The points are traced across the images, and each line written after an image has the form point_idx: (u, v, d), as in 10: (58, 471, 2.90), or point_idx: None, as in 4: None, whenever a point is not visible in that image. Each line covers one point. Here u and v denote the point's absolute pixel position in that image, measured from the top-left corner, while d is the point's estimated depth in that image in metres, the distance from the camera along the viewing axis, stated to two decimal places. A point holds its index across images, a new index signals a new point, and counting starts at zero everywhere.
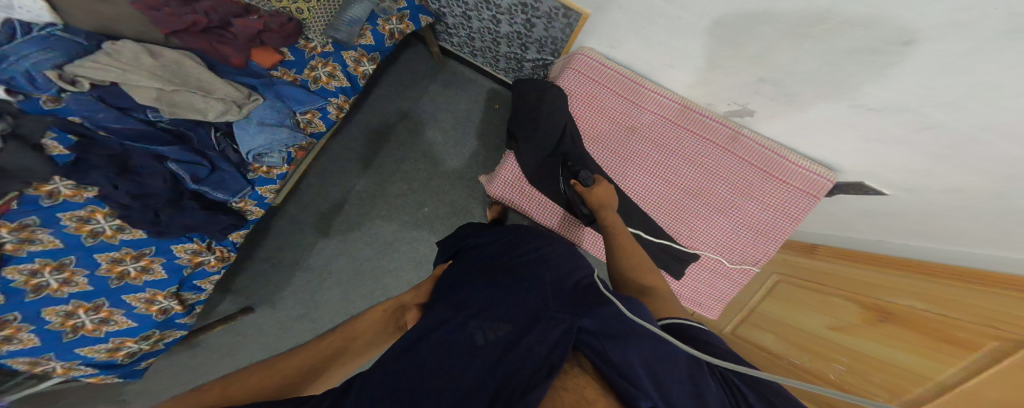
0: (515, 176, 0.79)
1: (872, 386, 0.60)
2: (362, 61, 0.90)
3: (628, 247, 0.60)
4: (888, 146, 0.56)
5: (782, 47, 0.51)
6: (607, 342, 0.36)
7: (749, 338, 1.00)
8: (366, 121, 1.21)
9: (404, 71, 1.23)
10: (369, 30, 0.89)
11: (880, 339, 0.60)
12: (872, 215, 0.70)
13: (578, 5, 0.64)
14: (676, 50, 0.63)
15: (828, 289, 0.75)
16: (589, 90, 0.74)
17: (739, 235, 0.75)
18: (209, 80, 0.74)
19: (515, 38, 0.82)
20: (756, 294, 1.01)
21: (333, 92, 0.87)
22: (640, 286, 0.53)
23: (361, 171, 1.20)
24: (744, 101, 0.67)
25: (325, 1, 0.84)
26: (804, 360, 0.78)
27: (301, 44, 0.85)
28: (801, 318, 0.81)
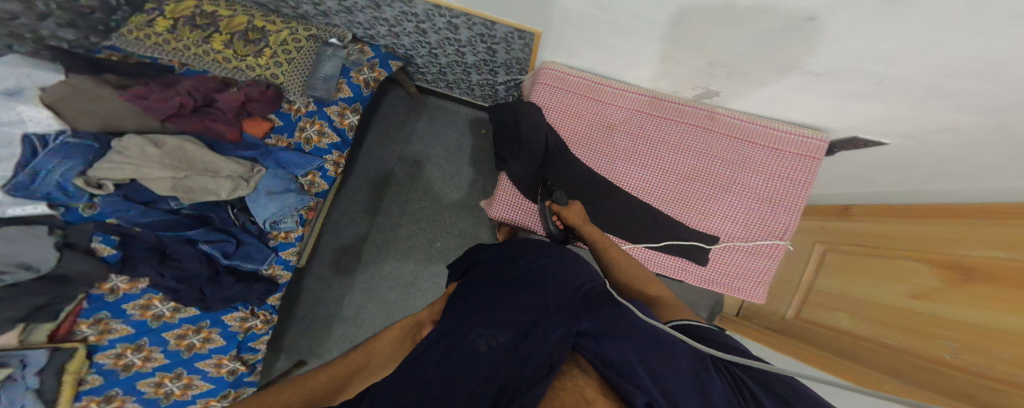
0: (514, 196, 0.77)
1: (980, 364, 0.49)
2: (346, 114, 0.93)
3: (620, 259, 0.63)
4: (856, 103, 0.54)
5: (714, 36, 0.50)
6: (607, 342, 0.36)
7: (809, 319, 0.93)
8: (366, 170, 1.25)
9: (389, 115, 1.27)
10: (345, 83, 0.92)
11: (971, 308, 0.52)
12: (899, 158, 0.66)
13: (527, 26, 0.63)
14: (625, 51, 0.62)
15: (901, 250, 0.71)
16: (561, 100, 0.74)
17: (749, 208, 0.72)
18: (211, 158, 0.78)
19: (483, 65, 0.84)
20: (807, 271, 0.99)
21: (326, 149, 0.92)
22: (644, 296, 0.58)
23: (370, 218, 1.24)
24: (705, 84, 0.66)
25: (297, 61, 0.86)
26: (897, 339, 0.66)
27: (284, 107, 0.89)
28: (872, 289, 0.75)
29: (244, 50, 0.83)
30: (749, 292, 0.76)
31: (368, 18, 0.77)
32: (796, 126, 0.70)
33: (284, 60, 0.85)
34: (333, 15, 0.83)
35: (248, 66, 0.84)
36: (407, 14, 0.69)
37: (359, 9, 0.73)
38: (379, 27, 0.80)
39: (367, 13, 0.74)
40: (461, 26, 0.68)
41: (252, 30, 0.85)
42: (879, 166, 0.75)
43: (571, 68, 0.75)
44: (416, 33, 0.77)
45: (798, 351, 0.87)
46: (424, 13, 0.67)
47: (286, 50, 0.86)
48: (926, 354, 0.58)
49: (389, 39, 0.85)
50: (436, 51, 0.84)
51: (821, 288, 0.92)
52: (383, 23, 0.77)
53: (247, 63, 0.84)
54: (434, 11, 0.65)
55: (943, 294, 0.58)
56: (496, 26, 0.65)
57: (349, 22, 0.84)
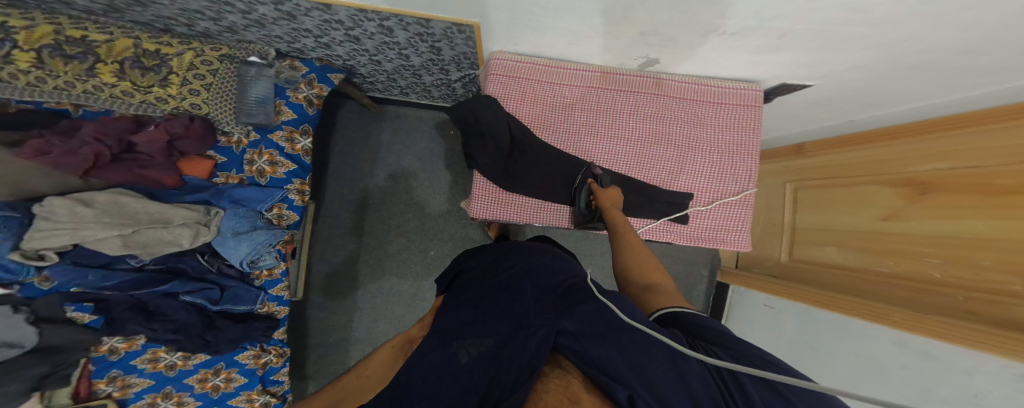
0: (489, 191, 0.75)
1: (978, 276, 0.57)
2: (296, 138, 0.86)
3: (633, 245, 0.62)
4: (771, 54, 0.55)
5: (633, 8, 0.47)
6: (588, 341, 0.36)
7: (805, 259, 1.00)
8: (341, 192, 1.21)
9: (349, 132, 1.22)
10: (284, 104, 0.83)
11: (987, 219, 0.56)
12: (845, 94, 0.69)
13: (463, 18, 0.58)
14: (566, 30, 0.58)
15: (884, 175, 0.78)
16: (516, 88, 0.72)
17: (714, 161, 0.74)
18: (158, 208, 0.72)
19: (432, 65, 0.81)
20: (785, 210, 1.08)
21: (285, 178, 0.86)
22: (643, 283, 0.55)
23: (357, 238, 1.21)
24: (644, 54, 0.64)
25: (216, 86, 0.72)
26: (891, 266, 0.75)
27: (222, 141, 0.80)
28: (854, 218, 0.85)
29: (144, 79, 0.65)
30: (735, 242, 0.78)
31: (287, 30, 0.67)
32: (731, 81, 0.71)
33: (200, 88, 0.70)
34: (242, 31, 0.69)
35: (159, 97, 0.67)
36: (332, 21, 0.62)
37: (274, 21, 0.64)
38: (305, 39, 0.71)
39: (286, 24, 0.65)
40: (398, 27, 0.62)
41: (145, 53, 0.65)
42: (831, 108, 0.78)
43: (519, 55, 0.72)
44: (349, 41, 0.71)
45: (805, 294, 0.92)
46: (347, 18, 0.60)
47: (198, 74, 0.69)
48: (928, 273, 0.66)
49: (321, 51, 0.78)
50: (377, 57, 0.79)
51: (811, 225, 0.98)
52: (307, 33, 0.68)
53: (158, 94, 0.67)
54: (364, 17, 0.59)
55: (947, 202, 0.64)
56: (432, 23, 0.59)
57: (266, 37, 0.72)
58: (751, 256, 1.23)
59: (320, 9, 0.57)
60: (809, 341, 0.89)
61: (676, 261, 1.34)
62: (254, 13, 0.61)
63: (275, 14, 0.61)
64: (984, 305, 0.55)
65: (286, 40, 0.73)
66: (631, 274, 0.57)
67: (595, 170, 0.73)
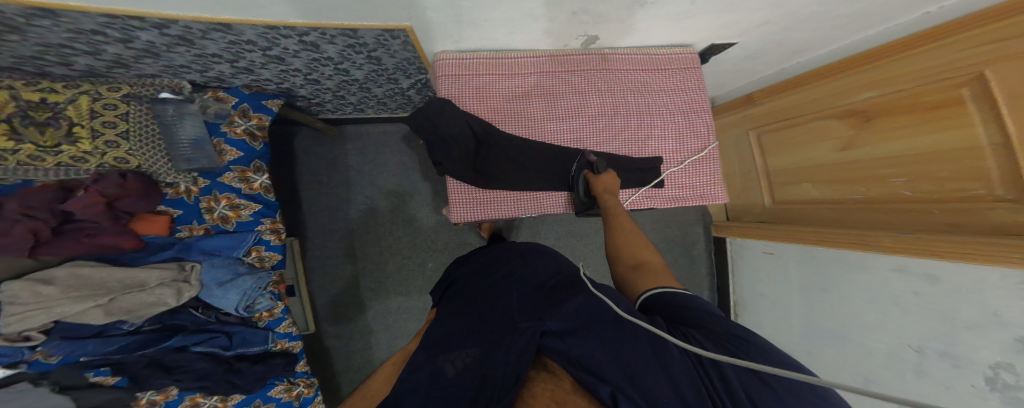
0: (468, 193, 0.70)
1: (943, 183, 0.62)
2: (250, 176, 0.82)
3: (624, 224, 0.63)
4: (692, 18, 0.58)
5: None
6: (571, 339, 0.37)
7: (785, 202, 1.03)
8: (324, 221, 1.19)
9: (313, 160, 1.19)
10: (224, 142, 0.76)
11: (934, 133, 0.61)
12: (780, 41, 0.71)
13: (392, 24, 0.55)
14: (499, 21, 0.57)
15: (829, 109, 0.81)
16: (469, 84, 0.68)
17: (673, 123, 0.74)
18: (129, 273, 0.69)
19: (376, 76, 0.79)
20: (756, 155, 1.09)
21: (253, 221, 0.84)
22: (632, 262, 0.56)
23: (352, 263, 1.21)
24: (583, 33, 0.64)
25: (135, 134, 0.64)
26: (863, 192, 0.78)
27: (169, 193, 0.74)
28: (814, 152, 0.88)
29: (46, 138, 0.57)
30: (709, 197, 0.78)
31: (190, 57, 0.60)
32: (666, 47, 0.73)
33: (116, 138, 0.62)
34: (135, 64, 0.61)
35: (74, 157, 0.60)
36: (240, 42, 0.56)
37: (168, 48, 0.56)
38: (217, 65, 0.64)
39: (185, 52, 0.58)
40: (325, 41, 0.59)
41: (31, 106, 0.56)
42: (775, 54, 0.80)
43: (465, 52, 0.68)
44: (273, 62, 0.66)
45: (797, 233, 0.96)
46: (258, 37, 0.55)
47: (107, 122, 0.61)
48: (900, 192, 0.70)
49: (245, 77, 0.72)
50: (313, 76, 0.76)
51: (781, 167, 1.01)
52: (216, 59, 0.61)
53: (71, 153, 0.59)
54: (280, 33, 0.54)
55: (903, 125, 0.67)
56: (359, 32, 0.57)
57: (168, 67, 0.64)
58: (739, 207, 1.24)
59: (219, 29, 0.51)
60: (820, 283, 0.94)
61: (670, 226, 1.37)
62: (137, 40, 0.52)
63: (163, 41, 0.53)
64: (961, 217, 0.61)
65: (195, 69, 0.66)
66: (620, 253, 0.59)
67: (589, 157, 0.71)
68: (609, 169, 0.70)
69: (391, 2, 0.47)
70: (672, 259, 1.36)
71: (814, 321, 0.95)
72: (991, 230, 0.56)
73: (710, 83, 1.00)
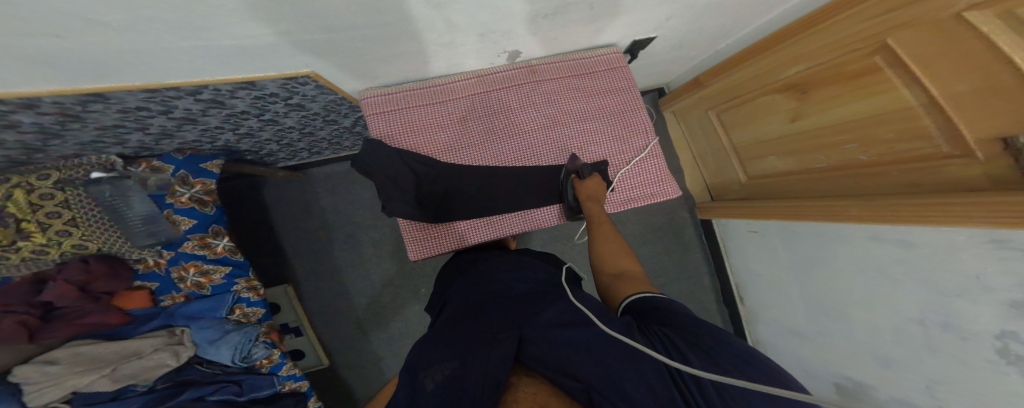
0: (420, 230, 0.70)
1: (888, 145, 0.60)
2: (211, 241, 0.80)
3: (609, 234, 0.65)
4: (598, 19, 0.59)
5: (450, 16, 0.48)
6: (551, 347, 0.39)
7: (757, 176, 1.00)
8: (307, 265, 1.20)
9: (284, 208, 1.19)
10: (173, 213, 0.73)
11: (865, 99, 0.60)
12: (696, 26, 0.71)
13: (295, 73, 0.54)
14: (410, 56, 0.59)
15: (768, 85, 0.80)
16: (401, 119, 0.68)
17: (613, 124, 0.74)
18: (127, 342, 0.73)
19: (313, 119, 0.80)
20: (719, 134, 1.07)
21: (228, 282, 0.84)
22: (613, 272, 0.59)
23: (345, 300, 1.22)
24: (503, 49, 0.65)
25: (83, 221, 0.64)
26: (824, 160, 0.75)
27: (141, 268, 0.75)
28: (768, 127, 0.87)
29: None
30: (660, 192, 0.77)
31: (93, 132, 0.56)
32: (590, 50, 0.74)
33: (66, 227, 0.62)
34: (48, 148, 0.56)
35: (34, 250, 0.60)
36: (131, 109, 0.53)
37: (64, 129, 0.51)
38: (130, 135, 0.61)
39: (82, 129, 0.53)
40: (226, 96, 0.58)
41: None
42: (701, 38, 0.79)
43: (388, 86, 0.69)
44: (187, 124, 0.64)
45: (770, 209, 0.93)
46: (145, 102, 0.52)
47: (52, 213, 0.59)
48: (857, 157, 0.68)
49: (166, 140, 0.70)
50: (246, 128, 0.76)
51: (744, 143, 0.98)
52: (121, 130, 0.58)
53: (29, 247, 0.59)
54: (164, 95, 0.51)
55: (837, 91, 0.65)
56: (258, 83, 0.55)
57: (84, 145, 0.59)
58: (720, 185, 1.19)
59: (97, 101, 0.47)
60: (805, 257, 0.91)
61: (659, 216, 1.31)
62: (25, 125, 0.46)
63: (54, 119, 0.47)
64: (920, 176, 0.58)
65: (112, 143, 0.63)
66: (603, 264, 0.61)
67: (575, 164, 0.72)
68: (596, 175, 0.71)
69: (292, 49, 0.47)
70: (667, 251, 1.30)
71: (812, 297, 0.92)
72: (956, 187, 0.53)
73: (651, 73, 1.00)
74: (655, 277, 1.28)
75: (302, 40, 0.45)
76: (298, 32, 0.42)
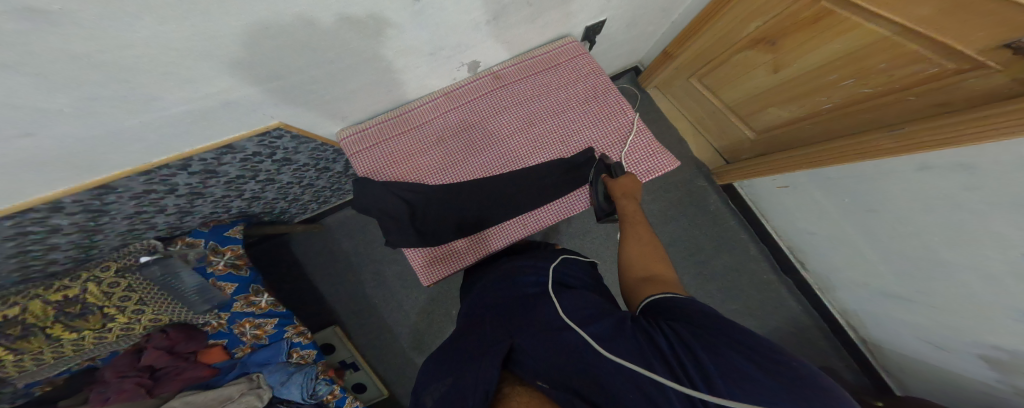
0: (427, 257, 0.71)
1: (885, 71, 0.59)
2: (255, 297, 0.89)
3: (643, 234, 0.60)
4: (531, 12, 0.64)
5: (390, 40, 0.54)
6: (540, 352, 0.37)
7: (767, 129, 0.93)
8: (343, 305, 1.26)
9: (315, 257, 1.28)
10: (217, 280, 0.83)
11: (836, 38, 0.61)
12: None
13: (266, 126, 0.65)
14: (373, 89, 0.67)
15: (739, 44, 0.82)
16: (383, 152, 0.72)
17: (587, 108, 0.73)
18: (215, 393, 0.80)
19: (307, 169, 0.90)
20: (709, 95, 1.04)
21: (280, 331, 0.93)
22: (648, 276, 0.52)
23: (383, 332, 1.25)
24: (460, 63, 0.71)
25: (149, 298, 0.76)
26: (833, 98, 0.71)
27: (209, 330, 0.86)
28: (758, 79, 0.84)
29: (92, 323, 0.70)
30: (658, 167, 0.72)
31: (125, 221, 0.71)
32: (546, 45, 0.77)
33: (138, 304, 0.75)
34: (97, 242, 0.73)
35: (122, 327, 0.74)
36: (142, 194, 0.66)
37: (100, 219, 0.66)
38: (155, 218, 0.76)
39: (113, 218, 0.69)
40: (214, 164, 0.69)
41: (61, 304, 0.67)
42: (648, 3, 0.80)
43: (363, 123, 0.76)
44: (197, 198, 0.77)
45: (792, 162, 0.85)
46: (150, 184, 0.65)
47: (122, 297, 0.73)
48: (861, 90, 0.65)
49: (190, 217, 0.85)
50: (251, 192, 0.87)
51: (739, 99, 0.95)
52: (146, 214, 0.73)
53: (118, 326, 0.73)
54: (158, 175, 0.64)
55: (810, 35, 0.65)
56: (238, 145, 0.66)
57: (124, 234, 0.76)
58: (729, 147, 1.10)
59: (108, 191, 0.61)
60: (857, 204, 0.78)
61: (682, 193, 1.20)
62: (69, 204, 0.58)
63: (88, 195, 0.59)
64: (944, 96, 0.54)
65: (145, 228, 0.79)
66: (634, 265, 0.55)
67: (608, 161, 0.70)
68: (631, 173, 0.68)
69: (257, 100, 0.55)
70: (701, 228, 1.18)
71: (885, 247, 0.78)
72: (989, 97, 0.49)
73: (616, 49, 1.00)
74: (697, 261, 1.16)
75: (259, 91, 0.53)
76: (255, 79, 0.49)
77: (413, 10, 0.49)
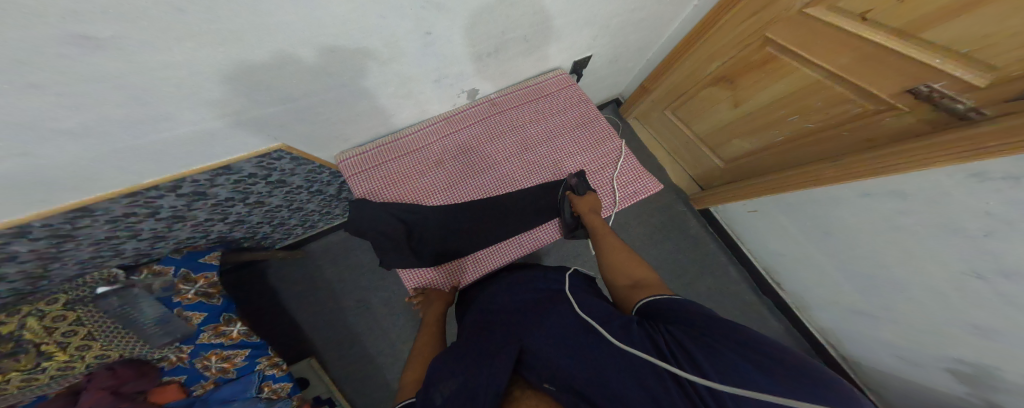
0: (419, 277, 0.70)
1: (822, 110, 0.69)
2: (227, 327, 0.83)
3: (615, 245, 0.65)
4: (527, 50, 0.70)
5: (398, 68, 0.58)
6: (549, 354, 0.39)
7: (731, 159, 1.03)
8: (324, 336, 1.19)
9: (295, 285, 1.22)
10: (184, 309, 0.76)
11: (782, 79, 0.73)
12: (615, 35, 0.82)
13: (266, 147, 0.64)
14: (377, 114, 0.69)
15: (703, 82, 0.94)
16: (379, 173, 0.73)
17: (575, 137, 0.78)
18: None
19: (295, 193, 0.88)
20: (678, 127, 1.15)
21: (251, 363, 0.85)
22: (632, 283, 0.55)
23: (366, 365, 1.18)
24: (461, 90, 0.74)
25: (100, 333, 0.69)
26: (783, 133, 0.81)
27: (166, 365, 0.76)
28: (720, 113, 0.95)
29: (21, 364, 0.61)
30: (644, 189, 0.77)
31: (91, 247, 0.66)
32: (538, 77, 0.83)
33: (85, 339, 0.68)
34: (53, 270, 0.67)
35: (60, 366, 0.65)
36: (118, 217, 0.62)
37: (64, 246, 0.61)
38: (126, 243, 0.71)
39: (80, 244, 0.63)
40: (207, 185, 0.67)
41: None
42: (628, 42, 0.89)
43: (361, 146, 0.77)
44: (177, 222, 0.74)
45: (753, 188, 0.95)
46: (130, 207, 0.62)
47: (67, 332, 0.66)
48: (804, 126, 0.75)
49: (162, 242, 0.80)
50: (234, 216, 0.84)
51: (705, 131, 1.05)
52: (117, 239, 0.68)
53: (54, 365, 0.65)
54: (144, 197, 0.61)
55: (761, 75, 0.77)
56: (235, 166, 0.65)
57: (87, 260, 0.70)
58: (701, 174, 1.20)
59: (83, 215, 0.57)
60: (817, 224, 0.86)
61: (663, 214, 1.27)
62: (36, 229, 0.54)
63: (61, 219, 0.55)
64: (872, 133, 0.63)
65: (110, 254, 0.73)
66: (617, 274, 0.58)
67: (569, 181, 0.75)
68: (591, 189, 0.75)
69: (259, 123, 0.56)
70: (683, 248, 1.24)
71: (845, 263, 0.85)
72: (903, 135, 0.59)
73: (601, 82, 1.09)
74: (681, 279, 1.21)
75: (267, 113, 0.54)
76: (265, 102, 0.51)
77: (421, 43, 0.54)
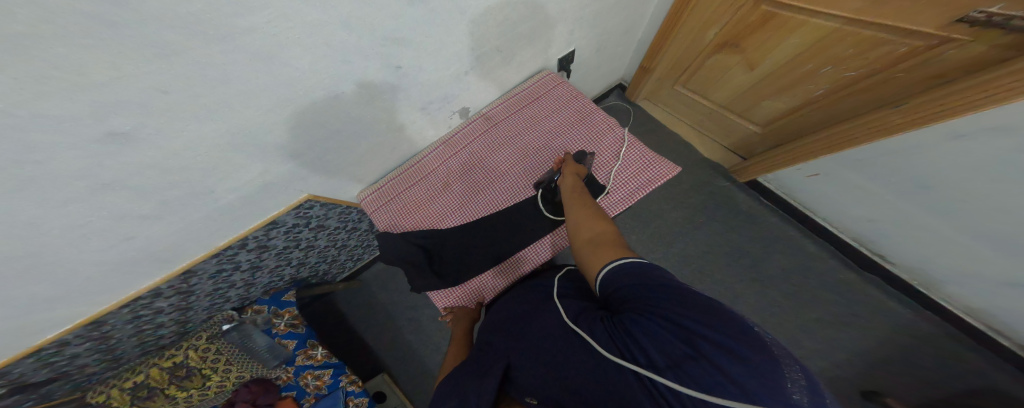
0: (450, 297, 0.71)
1: (862, 53, 0.63)
2: (313, 349, 0.94)
3: (583, 200, 0.58)
4: (503, 59, 0.70)
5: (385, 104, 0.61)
6: (529, 364, 0.39)
7: (770, 122, 0.93)
8: (386, 353, 1.30)
9: (356, 311, 1.35)
10: (281, 339, 0.92)
11: (796, 33, 0.69)
12: (594, 19, 0.77)
13: (298, 200, 0.72)
14: (380, 152, 0.74)
15: (710, 50, 0.88)
16: (398, 205, 0.78)
17: (580, 131, 0.74)
18: None
19: (334, 232, 0.97)
20: (692, 101, 1.08)
21: (336, 380, 0.92)
22: (594, 237, 0.49)
23: (425, 376, 1.27)
24: (452, 111, 0.76)
25: (234, 359, 0.86)
26: (822, 86, 0.74)
27: (281, 382, 0.88)
28: (739, 78, 0.89)
29: (194, 382, 0.82)
30: (660, 174, 0.69)
31: (206, 298, 0.82)
32: (530, 80, 0.82)
33: (226, 363, 0.85)
34: (189, 317, 0.83)
35: (218, 384, 0.84)
36: (213, 275, 0.76)
37: (189, 300, 0.77)
38: (229, 292, 0.86)
39: (198, 296, 0.79)
40: (265, 240, 0.78)
41: (172, 368, 0.82)
42: (615, 20, 0.83)
43: (376, 183, 0.83)
44: (255, 271, 0.86)
45: (805, 150, 0.84)
46: (220, 264, 0.74)
47: (215, 357, 0.85)
48: (844, 75, 0.69)
49: (255, 288, 0.94)
50: (293, 260, 0.96)
51: (727, 99, 0.98)
52: (222, 289, 0.83)
53: (214, 383, 0.83)
54: (227, 255, 0.72)
55: (768, 35, 0.74)
56: (280, 220, 0.74)
57: (210, 308, 0.86)
58: (737, 143, 1.08)
59: (191, 275, 0.70)
60: None
61: (706, 192, 1.13)
62: (167, 290, 0.68)
63: (178, 281, 0.69)
64: (942, 70, 0.56)
65: (223, 301, 0.88)
66: (579, 228, 0.52)
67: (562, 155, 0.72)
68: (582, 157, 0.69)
69: (284, 181, 0.63)
70: (738, 225, 1.09)
71: None
72: (978, 67, 0.53)
73: (599, 66, 1.02)
74: (741, 261, 1.06)
75: (286, 170, 0.61)
76: (280, 159, 0.57)
77: (397, 76, 0.57)
